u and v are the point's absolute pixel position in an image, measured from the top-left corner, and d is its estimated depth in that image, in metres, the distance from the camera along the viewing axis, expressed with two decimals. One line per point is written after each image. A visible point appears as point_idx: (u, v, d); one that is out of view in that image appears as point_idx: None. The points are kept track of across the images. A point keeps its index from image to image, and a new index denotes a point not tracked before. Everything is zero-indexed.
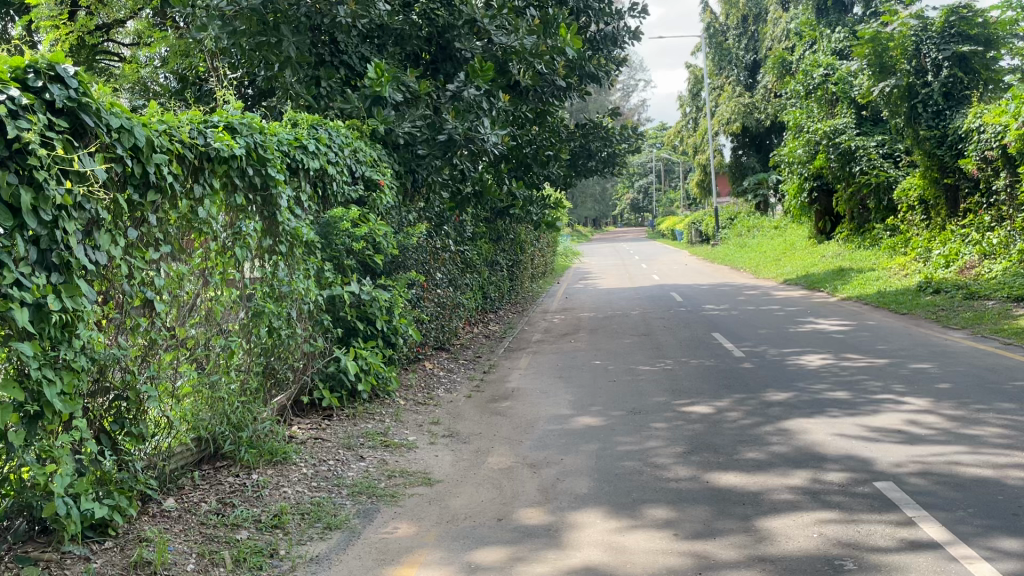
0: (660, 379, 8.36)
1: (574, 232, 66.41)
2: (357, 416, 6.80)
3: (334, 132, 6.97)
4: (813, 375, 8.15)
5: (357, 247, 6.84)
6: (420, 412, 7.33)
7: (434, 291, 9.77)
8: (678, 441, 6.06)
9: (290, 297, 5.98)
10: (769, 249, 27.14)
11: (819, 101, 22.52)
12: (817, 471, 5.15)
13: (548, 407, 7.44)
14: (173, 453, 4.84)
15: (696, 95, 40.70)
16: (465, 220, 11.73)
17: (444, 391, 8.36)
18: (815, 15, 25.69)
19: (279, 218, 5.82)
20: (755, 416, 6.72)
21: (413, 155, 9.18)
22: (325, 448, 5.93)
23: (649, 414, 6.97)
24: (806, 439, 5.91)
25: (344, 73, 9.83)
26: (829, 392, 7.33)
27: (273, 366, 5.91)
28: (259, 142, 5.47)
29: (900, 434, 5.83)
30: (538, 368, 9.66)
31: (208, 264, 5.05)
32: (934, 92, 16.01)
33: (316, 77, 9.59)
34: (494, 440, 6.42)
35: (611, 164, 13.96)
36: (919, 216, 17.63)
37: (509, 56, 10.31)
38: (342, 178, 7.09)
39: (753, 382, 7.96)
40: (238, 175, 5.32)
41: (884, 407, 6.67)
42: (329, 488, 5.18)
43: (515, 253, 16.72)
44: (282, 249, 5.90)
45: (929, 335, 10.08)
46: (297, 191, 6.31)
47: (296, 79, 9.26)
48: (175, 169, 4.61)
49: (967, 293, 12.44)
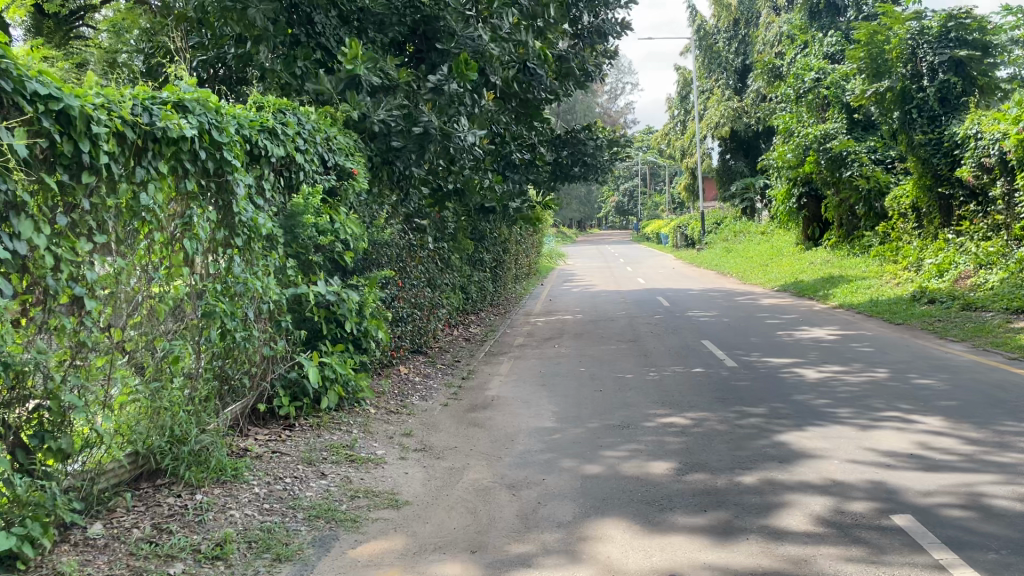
0: (647, 389, 7.85)
1: (561, 234, 66.04)
2: (321, 427, 6.24)
3: (304, 117, 6.44)
4: (811, 388, 7.66)
5: (324, 242, 6.28)
6: (392, 422, 6.79)
7: (410, 291, 9.20)
8: (671, 456, 5.54)
9: (244, 297, 5.35)
10: (756, 255, 26.84)
11: (810, 105, 22.14)
12: (828, 498, 4.65)
13: (529, 419, 6.90)
14: (104, 471, 4.26)
15: (684, 98, 40.33)
16: (447, 217, 11.25)
17: (419, 398, 7.82)
18: (807, 18, 25.30)
19: (234, 208, 5.19)
20: (752, 428, 6.21)
21: (389, 147, 8.65)
22: (283, 463, 5.38)
23: (636, 427, 6.44)
24: (810, 458, 5.41)
25: (320, 57, 9.24)
26: (832, 407, 6.84)
27: (226, 372, 5.34)
28: (213, 123, 4.87)
29: (916, 459, 5.36)
30: (520, 374, 9.13)
31: (152, 258, 4.46)
32: (929, 97, 15.54)
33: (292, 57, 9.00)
34: (470, 455, 5.88)
35: (598, 170, 13.45)
36: (911, 224, 17.26)
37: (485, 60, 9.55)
38: (311, 167, 6.52)
39: (748, 393, 7.48)
40: (189, 159, 4.70)
41: (891, 426, 6.20)
42: (282, 511, 4.62)
43: (497, 253, 16.19)
44: (238, 243, 5.28)
45: (928, 348, 9.66)
46: (257, 179, 5.71)
47: (270, 57, 8.73)
48: (113, 147, 4.01)
49: (964, 303, 12.08)
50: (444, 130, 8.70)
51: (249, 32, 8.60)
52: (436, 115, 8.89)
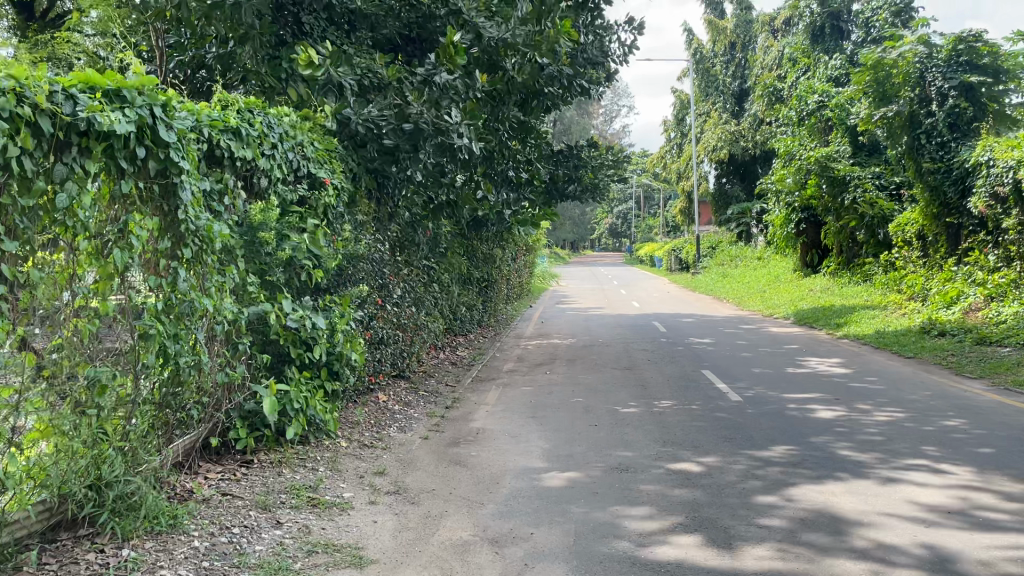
0: (648, 426, 7.19)
1: (555, 256, 65.45)
2: (282, 464, 5.55)
3: (275, 119, 5.92)
4: (826, 429, 7.02)
5: (284, 255, 5.65)
6: (364, 457, 6.12)
7: (391, 312, 8.53)
8: (677, 510, 4.88)
9: (191, 318, 4.63)
10: (752, 280, 26.30)
11: (811, 129, 21.79)
12: (865, 567, 3.98)
13: (517, 458, 6.24)
14: (7, 523, 3.54)
15: (681, 120, 39.90)
16: (438, 233, 10.75)
17: (397, 430, 7.15)
18: (810, 42, 24.96)
19: (181, 215, 4.52)
20: (767, 477, 5.57)
21: (380, 147, 8.07)
22: (232, 509, 4.67)
23: (637, 471, 5.77)
24: (836, 515, 4.76)
25: None
26: (853, 453, 6.21)
27: (172, 404, 4.64)
28: (159, 118, 4.27)
29: (957, 517, 4.71)
30: (509, 404, 8.45)
31: (76, 272, 3.79)
32: (938, 123, 15.10)
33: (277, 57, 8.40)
34: (449, 501, 5.20)
35: (594, 192, 12.79)
36: (917, 253, 16.64)
37: (501, 51, 8.93)
38: (278, 174, 5.95)
39: (758, 434, 6.84)
40: (125, 157, 4.07)
41: (924, 477, 5.55)
42: (223, 570, 3.92)
43: (489, 273, 15.57)
44: (186, 255, 4.59)
45: (946, 385, 9.05)
46: (216, 185, 5.13)
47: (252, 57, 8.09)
48: (25, 142, 3.40)
49: (978, 337, 11.49)
50: (436, 126, 8.01)
51: (234, 33, 7.86)
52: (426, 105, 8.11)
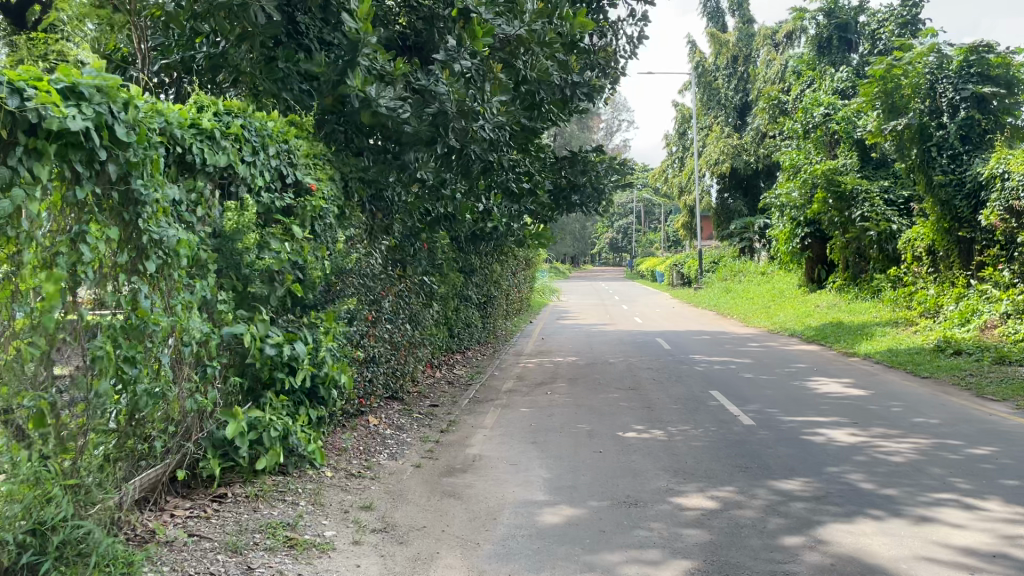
0: (657, 453, 6.72)
1: (556, 270, 64.97)
2: (259, 498, 5.08)
3: (256, 122, 5.51)
4: (847, 457, 6.57)
5: (259, 265, 5.26)
6: (350, 489, 5.65)
7: (382, 329, 8.07)
8: (692, 555, 4.41)
9: (152, 339, 4.15)
10: (756, 296, 25.91)
11: (817, 142, 21.45)
12: None
13: (516, 489, 5.76)
14: None
15: (682, 134, 39.57)
16: (436, 247, 10.40)
17: (387, 457, 6.69)
18: (816, 53, 24.61)
19: (141, 223, 4.04)
20: (787, 516, 5.11)
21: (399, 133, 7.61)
22: (198, 553, 4.20)
23: (646, 506, 5.31)
24: (870, 562, 4.30)
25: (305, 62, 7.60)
26: (878, 486, 5.75)
27: (131, 435, 4.19)
28: (120, 117, 3.82)
29: (1005, 563, 4.25)
30: (508, 427, 7.96)
31: (17, 287, 3.30)
32: (950, 134, 14.69)
33: (270, 59, 7.43)
34: (441, 540, 4.73)
35: (598, 198, 12.17)
36: (927, 268, 16.26)
37: (514, 48, 8.66)
38: (261, 181, 5.58)
39: (775, 463, 6.37)
40: (80, 158, 3.63)
41: (960, 514, 5.10)
42: None
43: (488, 289, 15.12)
44: (148, 269, 4.12)
45: (967, 408, 8.60)
46: (190, 193, 4.75)
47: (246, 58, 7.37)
48: None
49: (997, 356, 11.05)
50: (460, 105, 7.66)
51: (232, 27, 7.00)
52: (455, 83, 7.75)
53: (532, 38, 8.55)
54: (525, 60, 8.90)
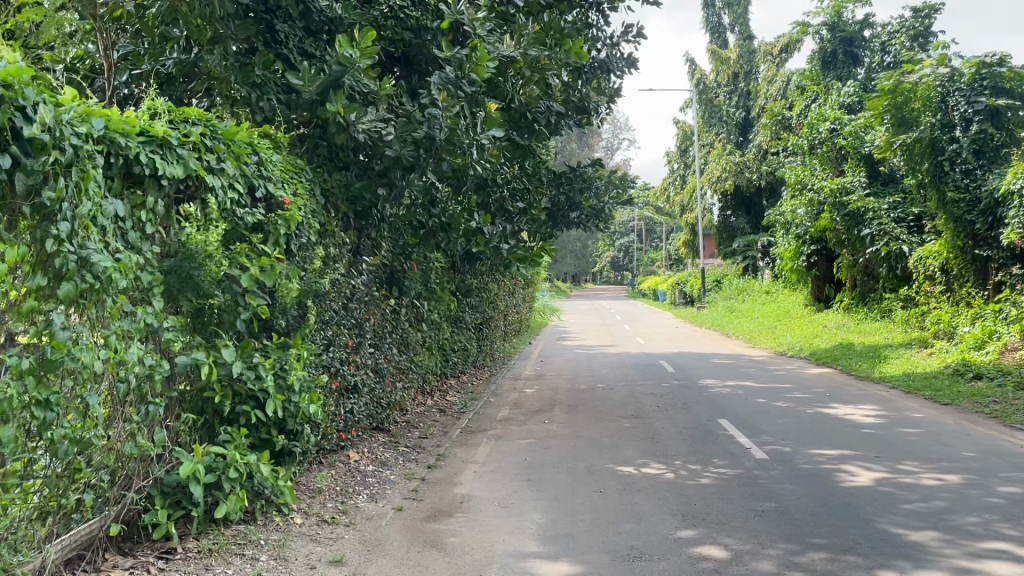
0: (664, 494, 6.12)
1: (557, 289, 64.43)
2: (213, 553, 4.50)
3: (219, 129, 4.92)
4: (872, 498, 5.96)
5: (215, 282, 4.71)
6: (320, 540, 5.05)
7: (365, 357, 7.43)
8: None
9: (74, 377, 3.57)
10: (762, 315, 25.34)
11: (823, 157, 20.90)
12: None
13: (507, 538, 5.16)
14: None
15: (685, 152, 38.83)
16: (429, 266, 9.86)
17: (367, 498, 6.10)
18: (821, 67, 24.15)
19: (57, 242, 3.46)
20: (808, 570, 4.51)
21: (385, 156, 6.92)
22: None
23: (652, 559, 4.71)
24: None
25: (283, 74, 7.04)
26: (908, 532, 5.15)
27: (55, 486, 3.62)
28: (33, 119, 3.27)
29: None
30: (502, 463, 7.34)
31: None
32: (963, 148, 13.95)
33: (248, 64, 6.73)
34: None
35: (597, 216, 11.66)
36: (940, 288, 15.74)
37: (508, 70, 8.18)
38: (230, 194, 5.00)
39: (793, 505, 5.77)
40: None
41: (1003, 566, 4.50)
42: None
43: (484, 311, 14.51)
44: (70, 293, 3.54)
45: (994, 439, 7.99)
46: (133, 206, 4.20)
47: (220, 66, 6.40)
48: None
49: (1019, 381, 10.45)
50: (451, 134, 7.10)
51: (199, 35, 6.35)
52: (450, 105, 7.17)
53: (528, 61, 8.10)
54: (519, 79, 8.42)
